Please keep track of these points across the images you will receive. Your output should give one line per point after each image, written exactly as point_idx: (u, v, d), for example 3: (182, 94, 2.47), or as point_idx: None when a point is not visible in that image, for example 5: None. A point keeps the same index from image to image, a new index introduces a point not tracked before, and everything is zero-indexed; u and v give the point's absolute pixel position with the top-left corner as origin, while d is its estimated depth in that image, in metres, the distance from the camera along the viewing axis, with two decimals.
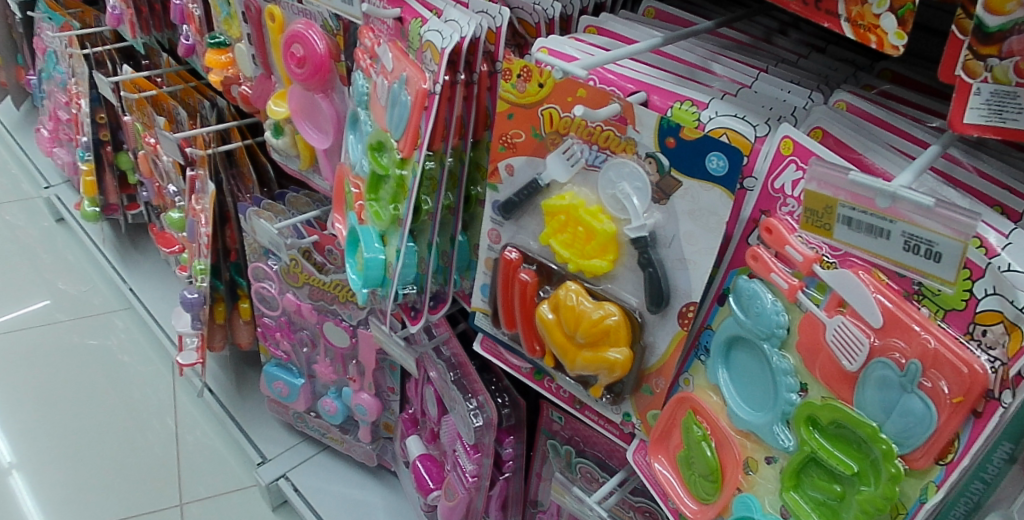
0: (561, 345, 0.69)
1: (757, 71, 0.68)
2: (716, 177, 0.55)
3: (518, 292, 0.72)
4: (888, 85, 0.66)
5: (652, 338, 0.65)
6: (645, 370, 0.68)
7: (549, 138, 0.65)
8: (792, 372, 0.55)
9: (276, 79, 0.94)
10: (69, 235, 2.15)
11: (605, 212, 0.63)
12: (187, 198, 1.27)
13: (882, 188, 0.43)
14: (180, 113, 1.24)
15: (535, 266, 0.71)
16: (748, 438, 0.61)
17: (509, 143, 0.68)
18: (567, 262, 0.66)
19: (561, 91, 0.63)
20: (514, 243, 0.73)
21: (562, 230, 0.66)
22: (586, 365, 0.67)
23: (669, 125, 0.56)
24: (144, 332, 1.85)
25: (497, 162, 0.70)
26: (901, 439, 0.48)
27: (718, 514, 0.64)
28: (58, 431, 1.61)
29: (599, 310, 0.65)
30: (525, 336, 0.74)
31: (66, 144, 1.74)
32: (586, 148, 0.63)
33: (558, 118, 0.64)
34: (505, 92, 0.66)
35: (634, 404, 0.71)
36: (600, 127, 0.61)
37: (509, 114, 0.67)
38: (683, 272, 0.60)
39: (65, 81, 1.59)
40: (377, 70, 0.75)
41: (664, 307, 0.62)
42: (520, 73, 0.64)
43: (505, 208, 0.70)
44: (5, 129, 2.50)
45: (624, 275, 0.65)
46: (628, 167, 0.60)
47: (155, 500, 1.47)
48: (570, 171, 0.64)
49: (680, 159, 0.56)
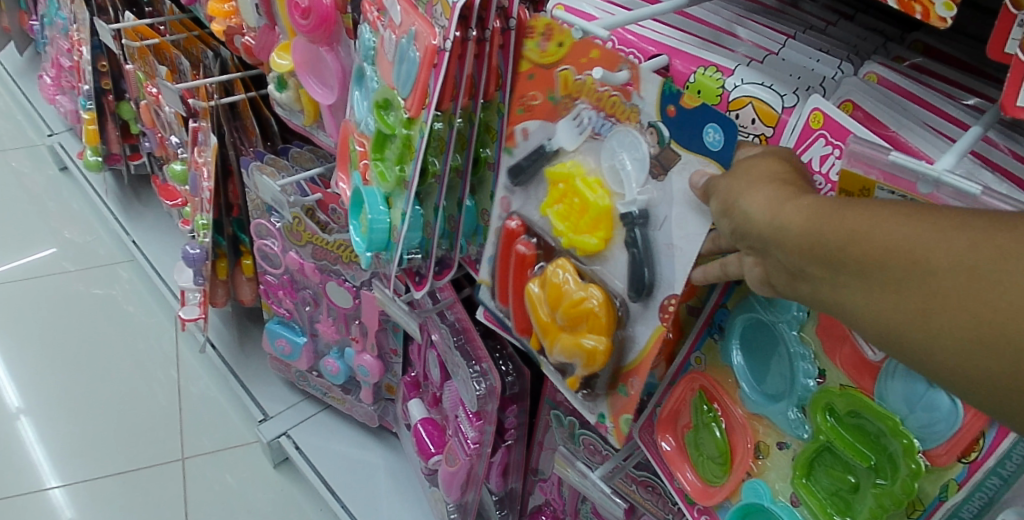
0: (545, 323, 0.67)
1: (784, 37, 0.63)
2: (714, 152, 0.49)
3: (518, 272, 0.70)
4: (921, 57, 0.62)
5: (632, 331, 0.61)
6: (624, 366, 0.64)
7: (563, 102, 0.62)
8: (811, 358, 0.54)
9: (280, 31, 0.91)
10: (72, 183, 2.12)
11: (602, 185, 0.59)
12: (190, 150, 1.24)
13: (925, 172, 0.40)
14: (183, 63, 1.21)
15: (537, 240, 0.68)
16: (760, 422, 0.60)
17: (526, 105, 0.65)
18: (564, 235, 0.64)
19: (578, 51, 0.58)
20: (518, 213, 0.70)
21: (564, 200, 0.63)
22: (565, 349, 0.65)
23: (671, 91, 0.51)
24: (147, 284, 1.84)
25: (516, 122, 0.67)
26: (924, 434, 0.48)
27: (725, 498, 0.63)
28: (62, 379, 1.61)
29: (583, 288, 0.63)
30: (518, 314, 0.73)
31: (69, 92, 1.70)
32: (594, 114, 0.59)
33: (572, 80, 0.60)
34: (528, 51, 0.63)
35: (608, 407, 0.67)
36: (608, 91, 0.57)
37: (529, 74, 0.64)
38: (669, 260, 0.55)
39: (67, 27, 1.55)
40: (385, 23, 0.72)
41: (646, 295, 0.58)
42: (543, 31, 0.61)
43: (515, 173, 0.68)
44: (8, 75, 2.46)
45: (613, 260, 0.61)
46: (629, 137, 0.56)
47: (157, 453, 1.48)
48: (580, 139, 0.61)
49: (682, 129, 0.51)
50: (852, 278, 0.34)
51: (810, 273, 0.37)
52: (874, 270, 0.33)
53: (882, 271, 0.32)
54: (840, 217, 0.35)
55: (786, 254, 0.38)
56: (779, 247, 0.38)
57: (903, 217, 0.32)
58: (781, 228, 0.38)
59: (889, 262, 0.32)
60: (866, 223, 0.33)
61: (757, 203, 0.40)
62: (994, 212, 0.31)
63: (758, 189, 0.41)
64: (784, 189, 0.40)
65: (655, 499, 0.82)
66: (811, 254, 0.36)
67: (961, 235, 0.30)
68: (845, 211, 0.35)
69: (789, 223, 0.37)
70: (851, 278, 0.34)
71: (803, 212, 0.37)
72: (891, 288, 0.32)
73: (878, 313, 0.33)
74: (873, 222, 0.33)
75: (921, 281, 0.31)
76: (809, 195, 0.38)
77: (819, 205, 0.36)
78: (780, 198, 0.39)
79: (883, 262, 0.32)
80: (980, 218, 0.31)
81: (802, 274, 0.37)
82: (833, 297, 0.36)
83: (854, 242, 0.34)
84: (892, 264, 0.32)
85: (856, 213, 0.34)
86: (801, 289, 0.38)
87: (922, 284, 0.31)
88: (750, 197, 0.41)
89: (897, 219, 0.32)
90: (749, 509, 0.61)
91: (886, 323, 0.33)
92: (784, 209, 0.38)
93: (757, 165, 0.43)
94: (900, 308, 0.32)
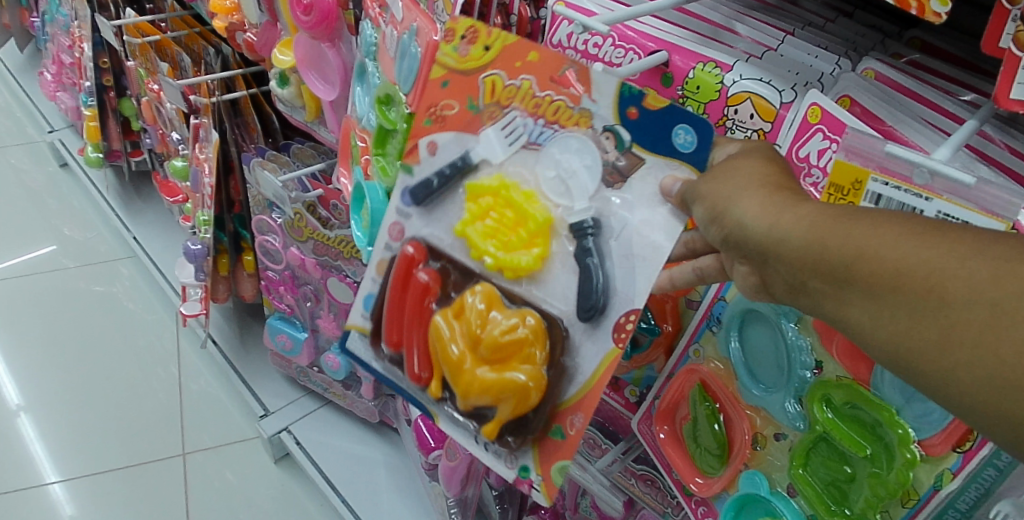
0: (453, 367, 0.60)
1: (783, 33, 0.64)
2: (684, 153, 0.48)
3: (416, 308, 0.64)
4: (918, 54, 0.62)
5: (574, 361, 0.56)
6: (561, 403, 0.58)
7: (485, 111, 0.56)
8: (808, 350, 0.56)
9: (282, 27, 0.91)
10: (73, 180, 2.12)
11: (539, 196, 0.55)
12: (191, 146, 1.24)
13: (920, 162, 0.40)
14: (184, 60, 1.21)
15: (439, 265, 0.62)
16: (759, 414, 0.61)
17: (437, 116, 0.59)
18: (488, 257, 0.59)
19: (508, 54, 0.54)
20: (417, 238, 0.63)
21: (487, 218, 0.58)
22: (485, 391, 0.58)
23: (631, 93, 0.49)
24: (148, 280, 1.84)
25: (418, 137, 0.60)
26: (919, 424, 0.50)
27: (723, 489, 0.64)
28: (62, 375, 1.62)
29: (511, 318, 0.57)
30: (413, 356, 0.65)
31: (70, 89, 1.71)
32: (528, 121, 0.55)
33: (502, 86, 0.55)
34: (443, 56, 0.58)
35: (536, 457, 0.61)
36: (551, 97, 0.53)
37: (443, 81, 0.58)
38: (629, 271, 0.51)
39: (68, 24, 1.55)
40: (387, 19, 0.72)
41: (597, 317, 0.54)
42: (465, 34, 0.56)
43: (418, 193, 0.61)
44: (8, 72, 2.46)
45: (552, 278, 0.56)
46: (578, 142, 0.52)
47: (158, 449, 1.49)
48: (509, 150, 0.56)
49: (643, 130, 0.49)
50: (859, 297, 0.35)
51: (814, 287, 0.37)
52: (887, 290, 0.34)
53: (895, 293, 0.33)
54: (850, 236, 0.35)
55: (787, 267, 0.38)
56: (777, 257, 0.39)
57: (918, 241, 0.33)
58: (782, 239, 0.38)
59: (905, 285, 0.33)
60: (881, 245, 0.34)
61: (754, 211, 0.40)
62: (1008, 240, 0.32)
63: (753, 196, 0.41)
64: (778, 197, 0.40)
65: (654, 492, 0.83)
66: (817, 268, 0.37)
67: (980, 266, 0.31)
68: (854, 229, 0.35)
69: (791, 236, 0.38)
70: (862, 298, 0.35)
71: (806, 226, 0.37)
72: (902, 310, 0.33)
73: (888, 335, 0.34)
74: (884, 242, 0.34)
75: (936, 307, 0.32)
76: (809, 206, 0.38)
77: (823, 219, 0.37)
78: (778, 207, 0.39)
79: (899, 287, 0.33)
80: (997, 248, 0.32)
81: (802, 286, 0.38)
82: (839, 313, 0.37)
83: (868, 263, 0.34)
84: (907, 286, 0.33)
85: (867, 233, 0.35)
86: (798, 298, 0.39)
87: (938, 314, 0.32)
88: (745, 204, 0.41)
89: (911, 242, 0.33)
90: (747, 500, 0.62)
91: (894, 345, 0.34)
92: (785, 219, 0.38)
93: (744, 168, 0.44)
94: (911, 334, 0.33)
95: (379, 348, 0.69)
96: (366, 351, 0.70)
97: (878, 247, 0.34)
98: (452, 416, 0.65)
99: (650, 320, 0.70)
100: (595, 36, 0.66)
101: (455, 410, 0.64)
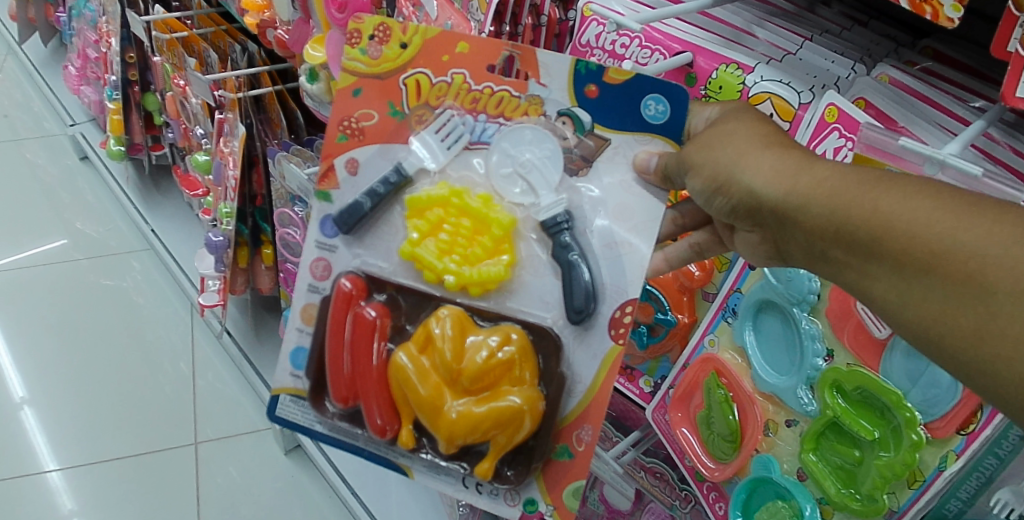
0: (430, 414, 0.61)
1: (801, 39, 0.67)
2: (655, 125, 0.56)
3: (362, 354, 0.65)
4: (930, 62, 0.66)
5: (572, 374, 0.61)
6: (564, 421, 0.63)
7: (412, 115, 0.62)
8: (820, 338, 0.60)
9: (315, 25, 0.94)
10: (90, 173, 2.15)
11: (497, 201, 0.61)
12: (215, 140, 1.27)
13: (931, 155, 0.46)
14: (211, 56, 1.25)
15: (384, 297, 0.66)
16: (771, 401, 0.65)
17: (354, 127, 0.62)
18: (451, 275, 0.62)
19: (431, 49, 0.59)
20: (352, 270, 0.65)
21: (441, 234, 0.62)
22: (475, 428, 0.60)
23: (590, 72, 0.56)
24: (162, 274, 1.87)
25: (335, 157, 0.63)
26: (925, 407, 0.54)
27: (735, 473, 0.67)
28: (74, 366, 1.64)
29: (495, 342, 0.61)
30: (373, 409, 0.64)
31: (93, 83, 1.75)
32: (466, 119, 0.60)
33: (428, 84, 0.60)
34: (353, 62, 0.61)
35: (542, 487, 0.64)
36: (492, 88, 0.59)
37: (355, 89, 0.61)
38: (615, 261, 0.59)
39: (96, 19, 1.60)
40: (420, 17, 0.76)
41: (587, 318, 0.60)
42: (374, 34, 0.59)
43: (343, 221, 0.63)
44: (31, 65, 2.49)
45: (522, 285, 0.63)
46: (532, 131, 0.59)
47: (169, 439, 1.51)
48: (450, 153, 0.61)
49: (603, 109, 0.56)
50: (890, 271, 0.40)
51: (842, 255, 0.43)
52: (920, 268, 0.39)
53: (931, 275, 0.38)
54: (886, 213, 0.40)
55: (813, 235, 0.44)
56: (799, 224, 0.45)
57: (956, 223, 0.37)
58: (801, 208, 0.44)
59: (941, 269, 0.37)
60: (915, 224, 0.39)
61: (766, 182, 0.47)
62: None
63: (764, 166, 0.47)
64: (787, 167, 0.46)
65: (662, 485, 0.85)
66: (845, 239, 0.42)
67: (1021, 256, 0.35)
68: (879, 203, 0.40)
69: (813, 208, 0.44)
70: (893, 272, 0.40)
71: (834, 200, 0.43)
72: (934, 288, 0.38)
73: (921, 313, 0.39)
74: (912, 221, 0.39)
75: (973, 292, 0.36)
76: (822, 175, 0.44)
77: (845, 194, 0.42)
78: (791, 177, 0.45)
79: (935, 267, 0.38)
80: None
81: (830, 253, 0.44)
82: (867, 281, 0.42)
83: (901, 240, 0.39)
84: (942, 270, 0.37)
85: (902, 210, 0.40)
86: (821, 259, 0.45)
87: (978, 301, 0.36)
88: (756, 175, 0.47)
89: (941, 224, 0.38)
90: (758, 482, 0.65)
91: (928, 323, 0.39)
92: (803, 189, 0.44)
93: (766, 139, 0.49)
94: (950, 316, 0.37)
95: (324, 409, 0.68)
96: (303, 416, 0.69)
97: (912, 226, 0.39)
98: (429, 465, 0.66)
99: (666, 310, 0.72)
100: (623, 36, 0.69)
101: (434, 457, 0.65)
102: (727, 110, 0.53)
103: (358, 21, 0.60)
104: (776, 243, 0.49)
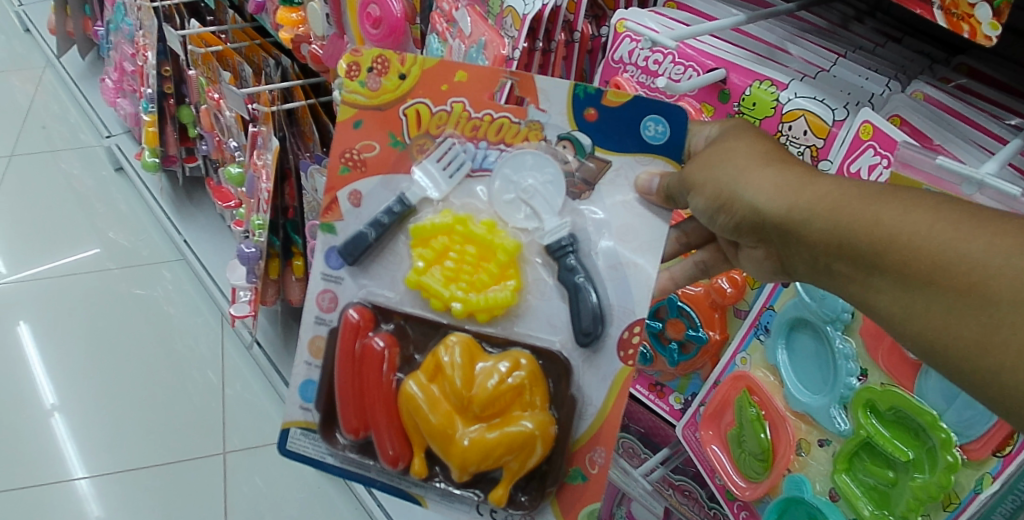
0: (442, 442, 0.62)
1: (835, 55, 0.67)
2: (655, 145, 0.56)
3: (371, 383, 0.66)
4: (966, 79, 0.65)
5: (583, 397, 0.62)
6: (576, 444, 0.63)
7: (414, 144, 0.62)
8: (853, 357, 0.59)
9: (349, 40, 0.96)
10: (124, 184, 2.20)
11: (501, 227, 0.62)
12: (248, 153, 1.30)
13: (969, 175, 0.47)
14: (245, 70, 1.28)
15: (391, 326, 0.66)
16: (803, 420, 0.64)
17: (356, 160, 0.62)
18: (457, 302, 0.62)
19: (429, 79, 0.59)
20: (358, 301, 0.66)
21: (447, 262, 0.63)
22: (487, 455, 0.61)
23: (589, 96, 0.56)
24: (193, 284, 1.90)
25: (338, 190, 0.64)
26: (961, 428, 0.53)
27: (766, 493, 0.67)
28: (104, 374, 1.67)
29: (505, 368, 0.61)
30: (385, 439, 0.65)
31: (130, 95, 1.79)
32: (468, 147, 0.61)
33: (428, 113, 0.61)
34: (352, 94, 0.61)
35: (556, 510, 0.64)
36: (492, 115, 0.60)
37: (356, 121, 0.61)
38: (621, 282, 0.59)
39: (133, 34, 1.64)
40: (454, 33, 0.81)
41: (594, 341, 0.60)
42: (373, 66, 0.59)
43: (347, 253, 0.64)
44: (69, 77, 2.56)
45: (528, 310, 0.63)
46: (534, 156, 0.59)
47: (197, 448, 1.53)
48: (452, 181, 0.62)
49: (603, 132, 0.57)
50: (894, 284, 0.41)
51: (848, 269, 0.44)
52: (923, 280, 0.39)
53: (934, 286, 0.39)
54: (887, 226, 0.41)
55: (818, 251, 0.45)
56: (802, 239, 0.46)
57: (957, 234, 0.38)
58: (804, 222, 0.45)
59: (944, 280, 0.38)
60: (916, 237, 0.40)
61: (767, 199, 0.47)
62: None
63: (764, 183, 0.48)
64: (788, 183, 0.47)
65: (691, 503, 0.84)
66: (849, 253, 0.43)
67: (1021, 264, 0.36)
68: (879, 216, 0.42)
69: (817, 222, 0.45)
70: (896, 285, 0.41)
71: (836, 214, 0.44)
72: (939, 299, 0.39)
73: (926, 325, 0.40)
74: (913, 234, 0.40)
75: (977, 301, 0.37)
76: (823, 190, 0.45)
77: (847, 208, 0.43)
78: (793, 193, 0.46)
79: (938, 279, 0.39)
80: None
81: (834, 268, 0.45)
82: (872, 296, 0.43)
83: (904, 253, 0.40)
84: (946, 281, 0.38)
85: (903, 223, 0.41)
86: (827, 273, 0.46)
87: (981, 311, 0.37)
88: (758, 192, 0.48)
89: (941, 235, 0.39)
90: (789, 503, 0.65)
91: (934, 335, 0.40)
92: (805, 205, 0.45)
93: (769, 155, 0.50)
94: (955, 326, 0.38)
95: (334, 441, 0.69)
96: (315, 448, 0.70)
97: (914, 239, 0.40)
98: (443, 493, 0.67)
99: (698, 326, 0.71)
100: (657, 53, 0.69)
101: (448, 485, 0.66)
102: (725, 126, 0.55)
103: (355, 53, 0.60)
104: (781, 258, 0.50)
